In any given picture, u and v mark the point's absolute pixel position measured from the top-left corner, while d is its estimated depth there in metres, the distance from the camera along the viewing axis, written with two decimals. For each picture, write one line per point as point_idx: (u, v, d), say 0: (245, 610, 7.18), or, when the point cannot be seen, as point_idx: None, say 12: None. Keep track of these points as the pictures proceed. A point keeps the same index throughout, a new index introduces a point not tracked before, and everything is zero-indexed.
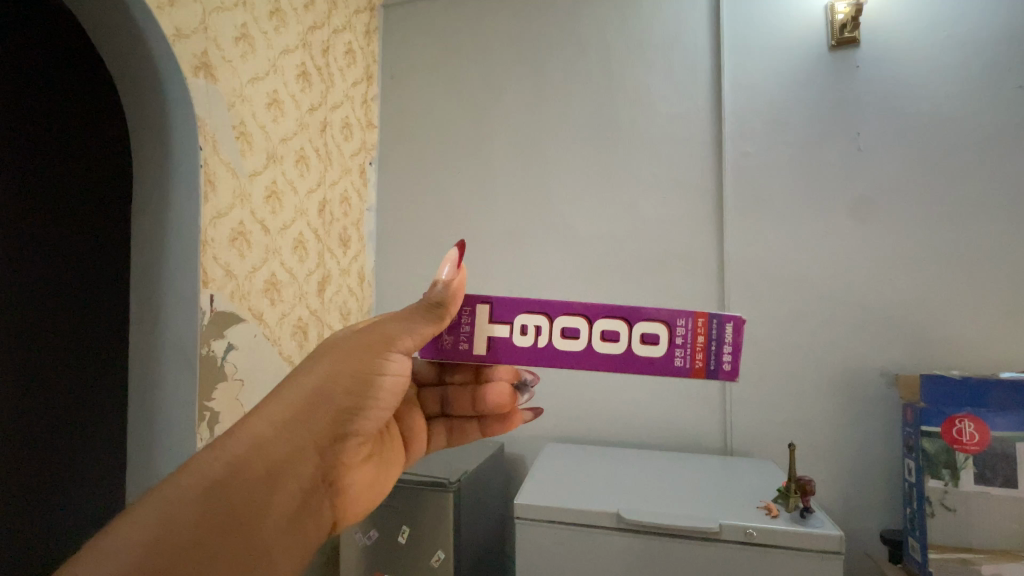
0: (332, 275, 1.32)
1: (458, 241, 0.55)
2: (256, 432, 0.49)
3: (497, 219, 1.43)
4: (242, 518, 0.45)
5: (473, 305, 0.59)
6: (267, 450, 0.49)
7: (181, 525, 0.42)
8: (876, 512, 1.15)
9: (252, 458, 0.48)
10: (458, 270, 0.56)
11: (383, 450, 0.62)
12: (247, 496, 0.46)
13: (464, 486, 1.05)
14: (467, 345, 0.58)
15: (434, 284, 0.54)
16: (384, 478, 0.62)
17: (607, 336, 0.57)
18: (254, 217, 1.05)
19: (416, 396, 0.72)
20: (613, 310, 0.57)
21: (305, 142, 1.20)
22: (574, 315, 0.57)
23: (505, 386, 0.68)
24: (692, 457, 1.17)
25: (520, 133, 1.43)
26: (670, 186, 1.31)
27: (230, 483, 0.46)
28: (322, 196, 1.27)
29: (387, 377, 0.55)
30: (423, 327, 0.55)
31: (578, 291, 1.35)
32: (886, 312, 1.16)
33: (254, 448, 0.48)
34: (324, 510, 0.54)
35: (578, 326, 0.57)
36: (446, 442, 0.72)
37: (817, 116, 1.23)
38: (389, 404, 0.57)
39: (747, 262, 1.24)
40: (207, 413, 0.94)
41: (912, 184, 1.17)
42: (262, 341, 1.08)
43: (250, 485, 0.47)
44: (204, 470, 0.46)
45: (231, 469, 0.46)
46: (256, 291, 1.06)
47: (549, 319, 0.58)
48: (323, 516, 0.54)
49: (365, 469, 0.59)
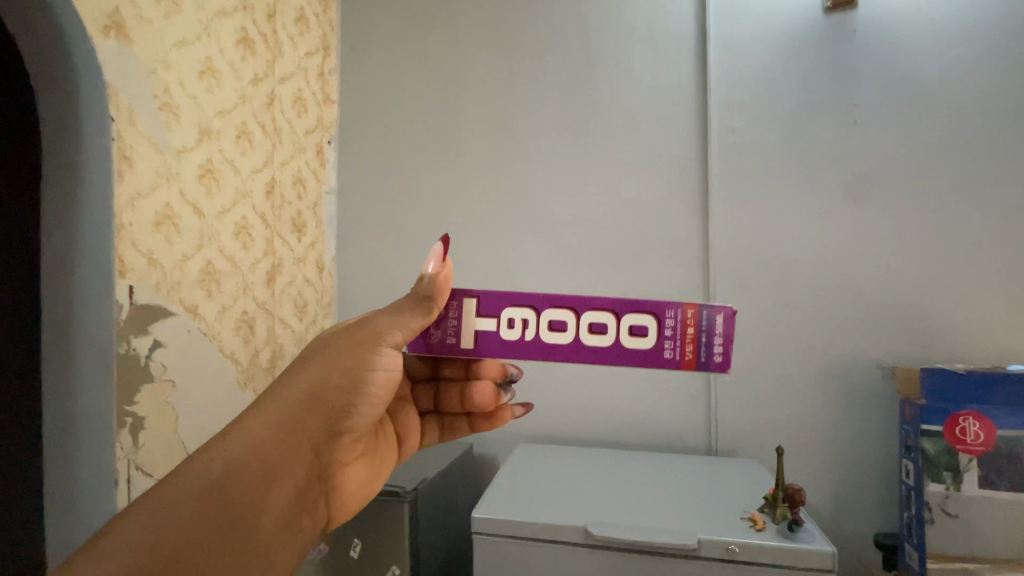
0: (284, 264, 1.21)
1: (441, 235, 0.55)
2: (251, 434, 0.55)
3: (469, 205, 1.32)
4: (239, 517, 0.51)
5: (460, 299, 0.60)
6: (263, 451, 0.55)
7: (175, 523, 0.48)
8: (871, 515, 1.07)
9: (247, 458, 0.54)
10: (444, 263, 0.57)
11: (378, 446, 0.67)
12: (242, 494, 0.52)
13: (423, 493, 0.96)
14: (454, 339, 0.60)
15: (421, 279, 0.56)
16: (376, 475, 0.66)
17: (595, 328, 0.57)
18: (184, 198, 0.93)
19: (410, 392, 0.75)
20: (602, 302, 0.58)
21: (247, 116, 1.08)
22: (560, 308, 0.58)
23: (490, 386, 0.68)
24: (675, 459, 1.08)
25: (491, 107, 1.31)
26: (653, 164, 1.20)
27: (225, 482, 0.52)
28: (271, 177, 1.16)
29: (377, 374, 0.58)
30: (412, 320, 0.57)
31: (553, 280, 1.25)
32: (883, 300, 1.08)
33: (249, 448, 0.54)
34: (318, 505, 0.60)
35: (565, 319, 0.58)
36: (438, 437, 0.76)
37: (810, 87, 1.13)
38: (382, 400, 0.60)
39: (735, 247, 1.15)
40: (130, 418, 0.84)
41: (912, 162, 1.08)
42: (197, 337, 0.97)
43: (243, 485, 0.53)
44: (202, 470, 0.52)
45: (225, 470, 0.52)
46: (189, 283, 0.95)
47: (536, 312, 0.59)
48: (317, 510, 0.60)
49: (358, 467, 0.64)
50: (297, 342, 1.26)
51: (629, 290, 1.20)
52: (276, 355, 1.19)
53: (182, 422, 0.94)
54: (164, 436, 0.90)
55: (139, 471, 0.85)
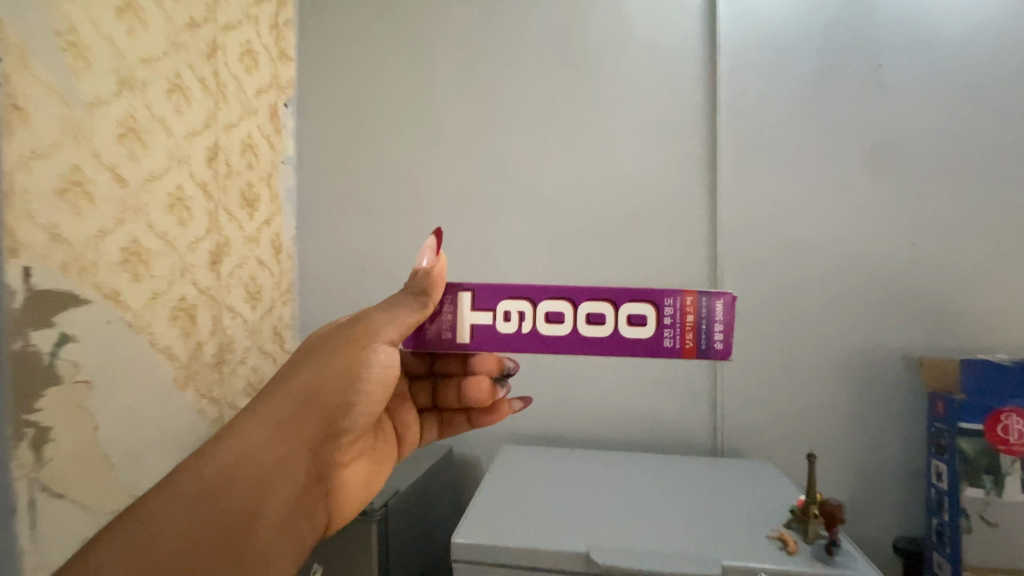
0: (232, 243, 1.05)
1: (436, 230, 0.56)
2: (248, 441, 0.60)
3: (445, 178, 1.17)
4: (237, 519, 0.58)
5: (455, 293, 0.59)
6: (258, 458, 0.60)
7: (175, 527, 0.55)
8: (888, 519, 0.98)
9: (242, 464, 0.59)
10: (437, 257, 0.57)
11: (377, 447, 0.69)
12: (233, 499, 0.58)
13: (394, 508, 0.82)
14: (450, 334, 0.58)
15: (415, 273, 0.56)
16: (375, 473, 0.69)
17: (593, 319, 0.57)
18: (99, 162, 0.77)
19: (407, 389, 0.74)
20: (600, 292, 0.58)
21: (181, 67, 0.92)
22: (558, 299, 0.58)
23: (484, 380, 0.68)
24: (678, 461, 0.97)
25: (471, 65, 1.16)
26: (653, 130, 1.07)
27: (220, 488, 0.58)
28: (212, 141, 1.00)
29: (374, 371, 0.59)
30: (407, 315, 0.57)
31: (541, 262, 1.12)
32: (907, 284, 0.97)
33: (245, 456, 0.60)
34: (318, 501, 0.65)
35: (563, 310, 0.58)
36: (438, 434, 0.76)
37: (829, 43, 1.01)
38: (379, 399, 0.62)
39: (744, 225, 1.03)
40: (31, 429, 0.67)
41: (940, 130, 0.97)
42: (121, 330, 0.81)
43: (242, 490, 0.59)
44: (204, 474, 0.58)
45: (222, 477, 0.58)
46: (108, 265, 0.78)
47: (533, 304, 0.58)
48: (317, 506, 0.65)
49: (357, 465, 0.67)
50: (250, 333, 1.11)
51: (625, 273, 1.08)
52: (224, 349, 1.04)
53: (102, 430, 0.78)
54: (78, 448, 0.74)
55: (47, 492, 0.69)
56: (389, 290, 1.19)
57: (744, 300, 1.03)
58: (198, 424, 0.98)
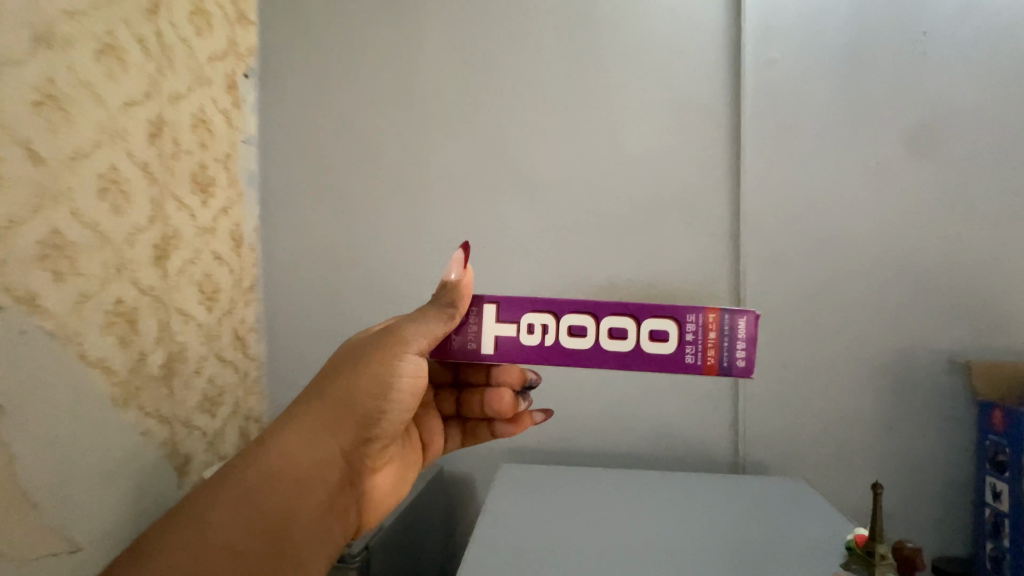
0: (181, 234, 0.91)
1: (465, 243, 0.50)
2: (284, 443, 0.51)
3: (434, 161, 1.04)
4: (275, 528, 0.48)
5: (480, 305, 0.51)
6: (295, 461, 0.50)
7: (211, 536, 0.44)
8: (927, 539, 0.88)
9: (280, 467, 0.50)
10: (464, 271, 0.51)
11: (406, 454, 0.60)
12: (271, 504, 0.48)
13: (376, 550, 0.70)
14: (475, 345, 0.51)
15: (442, 284, 0.50)
16: (404, 481, 0.60)
17: (614, 334, 0.49)
18: (8, 134, 0.62)
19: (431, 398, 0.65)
20: (621, 306, 0.50)
21: (116, 24, 0.76)
22: (580, 312, 0.50)
23: (506, 393, 0.60)
24: (700, 479, 0.86)
25: (463, 32, 1.03)
26: (669, 107, 0.95)
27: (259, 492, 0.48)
28: (157, 115, 0.85)
29: (403, 381, 0.51)
30: (435, 327, 0.50)
31: (542, 255, 0.99)
32: (950, 280, 0.88)
33: (283, 457, 0.50)
34: (350, 511, 0.55)
35: (585, 324, 0.50)
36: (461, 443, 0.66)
37: (868, 8, 0.90)
38: (412, 405, 0.54)
39: (770, 212, 0.92)
40: None
41: (986, 108, 0.88)
42: (44, 341, 0.66)
43: (279, 496, 0.49)
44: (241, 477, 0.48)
45: (261, 480, 0.48)
46: (20, 261, 0.63)
47: (556, 317, 0.50)
48: (349, 517, 0.55)
49: (388, 471, 0.58)
50: (205, 339, 0.97)
51: (637, 267, 0.96)
52: (174, 358, 0.89)
53: (21, 463, 0.63)
54: None
55: None
56: (370, 289, 1.07)
57: (771, 297, 0.92)
58: (143, 447, 0.83)
